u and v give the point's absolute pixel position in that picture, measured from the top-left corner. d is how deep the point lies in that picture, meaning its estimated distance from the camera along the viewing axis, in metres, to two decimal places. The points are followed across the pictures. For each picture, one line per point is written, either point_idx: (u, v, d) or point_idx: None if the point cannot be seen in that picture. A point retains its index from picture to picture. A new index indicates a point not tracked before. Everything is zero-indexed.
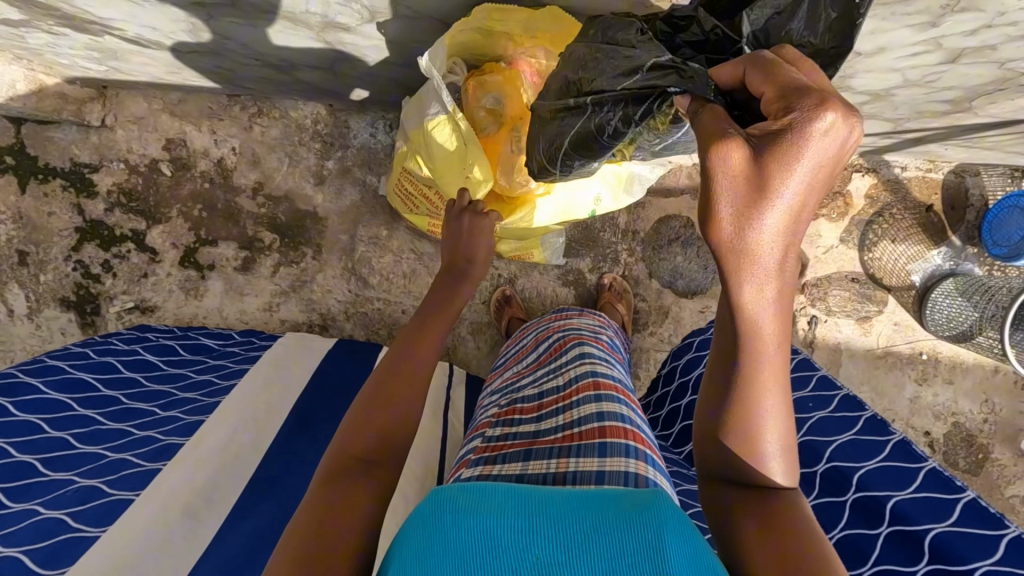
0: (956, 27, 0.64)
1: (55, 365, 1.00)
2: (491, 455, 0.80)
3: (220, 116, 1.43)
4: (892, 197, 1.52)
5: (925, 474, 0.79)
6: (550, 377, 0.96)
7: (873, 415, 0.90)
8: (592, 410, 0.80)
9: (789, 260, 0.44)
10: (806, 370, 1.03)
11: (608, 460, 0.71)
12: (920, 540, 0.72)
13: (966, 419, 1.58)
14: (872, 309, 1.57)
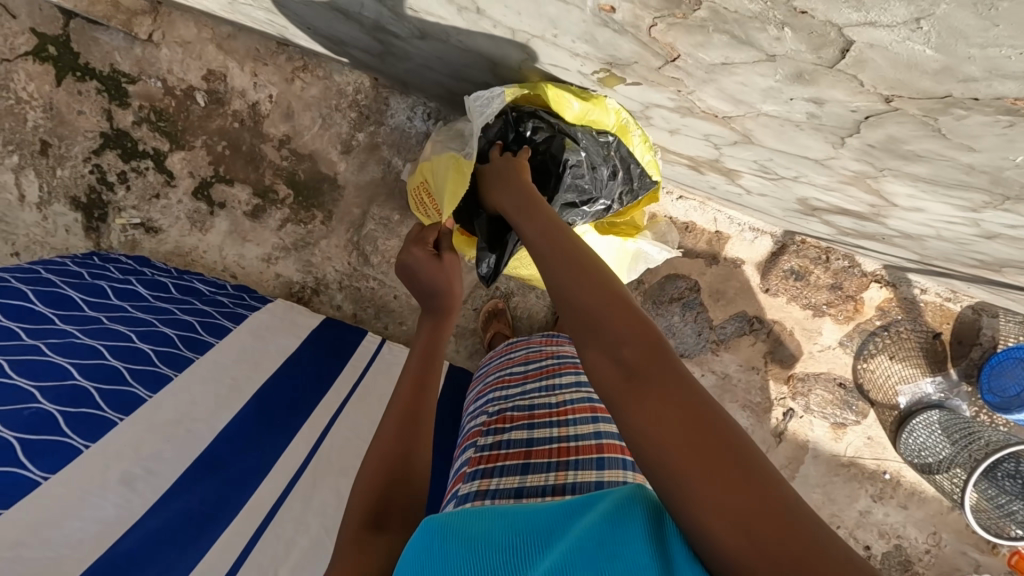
0: (996, 219, 0.62)
1: (46, 280, 1.02)
2: (488, 467, 0.80)
3: (265, 61, 1.44)
4: (903, 315, 1.52)
5: None
6: (543, 392, 0.95)
7: None
8: (590, 430, 0.83)
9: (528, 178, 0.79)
10: None
11: (605, 471, 0.74)
12: None
13: (909, 544, 1.59)
14: (850, 416, 1.57)
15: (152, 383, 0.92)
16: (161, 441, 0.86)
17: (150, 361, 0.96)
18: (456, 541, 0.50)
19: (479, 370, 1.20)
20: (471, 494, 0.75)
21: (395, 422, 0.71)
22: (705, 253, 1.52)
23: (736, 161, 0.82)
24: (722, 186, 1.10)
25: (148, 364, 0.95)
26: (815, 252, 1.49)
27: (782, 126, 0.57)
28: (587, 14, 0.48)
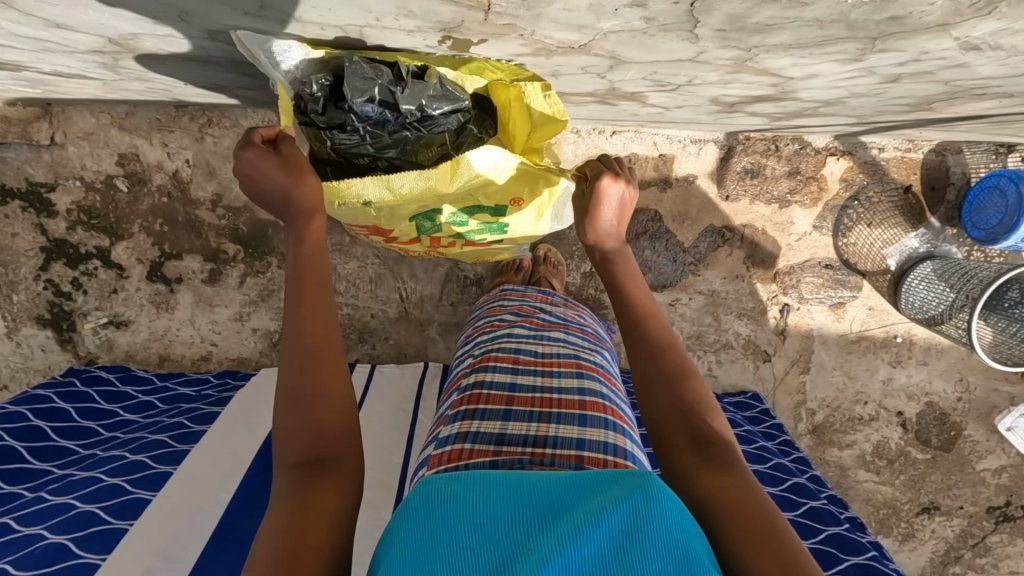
0: (882, 61, 0.60)
1: (41, 432, 1.18)
2: (469, 409, 0.75)
3: (170, 128, 1.42)
4: (869, 180, 1.49)
5: (853, 565, 0.99)
6: (530, 338, 0.90)
7: (834, 531, 1.06)
8: (575, 384, 0.79)
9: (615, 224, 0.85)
10: (783, 475, 1.19)
11: (587, 429, 0.71)
12: None
13: (941, 399, 1.60)
14: (846, 294, 1.56)
15: (153, 483, 0.95)
16: (174, 525, 0.90)
17: (146, 466, 0.99)
18: (465, 500, 0.50)
19: (470, 318, 1.14)
20: (450, 436, 0.72)
21: (299, 354, 0.65)
22: (657, 180, 1.50)
23: (630, 83, 0.80)
24: (638, 111, 1.08)
25: (146, 470, 0.98)
26: (763, 145, 1.46)
27: (634, 37, 0.55)
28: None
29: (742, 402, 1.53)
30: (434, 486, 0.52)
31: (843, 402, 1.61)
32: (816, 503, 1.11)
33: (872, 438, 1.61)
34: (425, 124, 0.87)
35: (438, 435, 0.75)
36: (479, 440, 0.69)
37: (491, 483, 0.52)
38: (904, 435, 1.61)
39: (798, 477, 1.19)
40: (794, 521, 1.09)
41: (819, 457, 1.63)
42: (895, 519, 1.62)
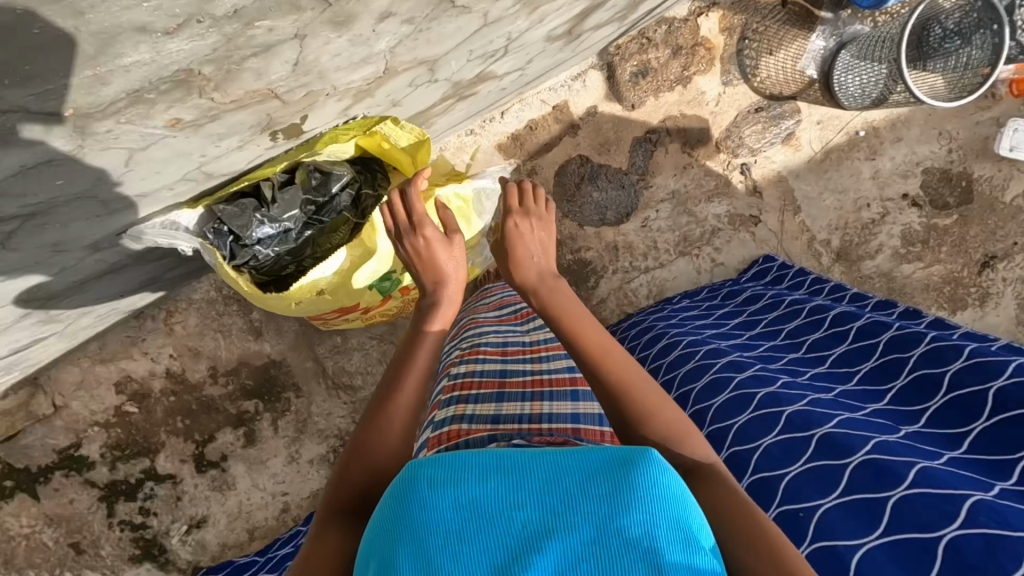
0: None
1: None
2: (462, 394, 0.92)
3: (143, 336, 1.50)
4: (745, 16, 1.49)
5: (918, 357, 0.94)
6: (515, 333, 1.06)
7: (888, 336, 1.02)
8: (562, 363, 0.97)
9: (539, 249, 1.00)
10: (822, 313, 1.17)
11: (580, 402, 0.89)
12: (940, 381, 0.88)
13: (934, 161, 1.62)
14: (790, 123, 1.55)
15: None
16: None
17: None
18: (460, 486, 0.51)
19: None
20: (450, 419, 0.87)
21: (374, 417, 0.70)
22: (565, 129, 1.50)
23: (462, 71, 0.83)
24: (499, 85, 1.10)
25: None
26: (635, 45, 1.47)
27: (416, 39, 0.58)
28: (177, 134, 0.53)
29: (758, 271, 1.53)
30: (427, 472, 0.52)
31: (848, 217, 1.61)
32: (862, 322, 1.08)
33: (899, 229, 1.63)
34: (328, 209, 0.83)
35: (437, 417, 0.91)
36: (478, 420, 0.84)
37: (485, 464, 0.52)
38: (923, 212, 1.63)
39: (838, 307, 1.17)
40: (850, 351, 1.05)
41: (858, 276, 1.63)
42: (962, 287, 1.64)
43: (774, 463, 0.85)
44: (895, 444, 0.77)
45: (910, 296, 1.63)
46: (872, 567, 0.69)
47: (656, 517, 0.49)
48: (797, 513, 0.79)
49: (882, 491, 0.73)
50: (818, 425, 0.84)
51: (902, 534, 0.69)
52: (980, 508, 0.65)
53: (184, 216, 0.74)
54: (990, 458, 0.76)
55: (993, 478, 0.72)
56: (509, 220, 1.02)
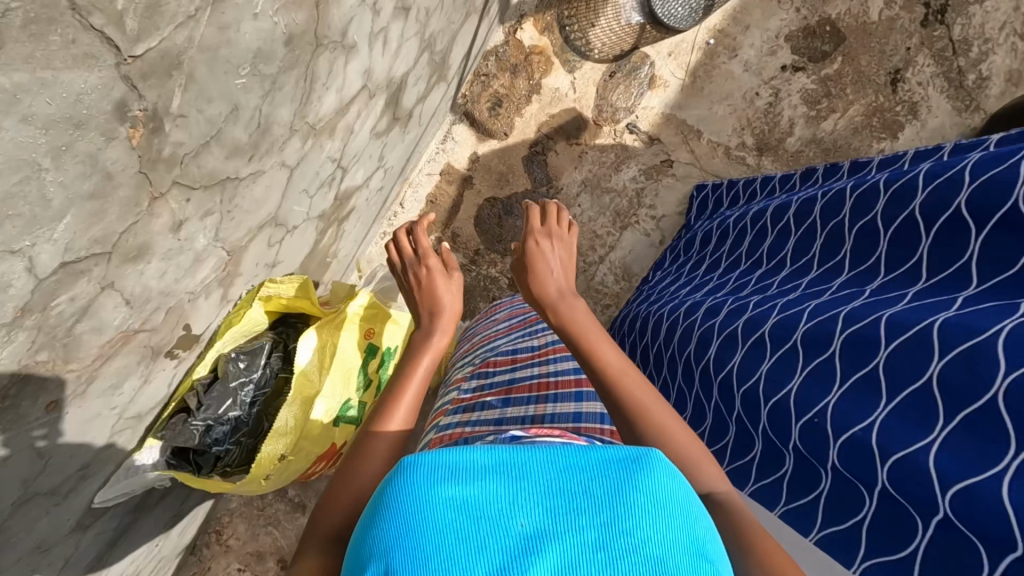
0: (361, 26, 0.68)
1: None
2: (469, 404, 0.98)
3: (207, 567, 1.53)
4: (554, 10, 1.57)
5: (850, 215, 0.94)
6: (525, 338, 1.10)
7: (820, 210, 1.01)
8: (569, 366, 1.00)
9: (557, 271, 1.07)
10: (760, 217, 1.17)
11: (585, 402, 0.93)
12: (876, 226, 0.88)
13: (791, 26, 1.65)
14: (646, 70, 1.60)
15: None
16: None
17: None
18: (459, 484, 0.49)
19: (467, 329, 1.37)
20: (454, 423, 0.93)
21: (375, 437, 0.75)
22: (460, 185, 1.55)
23: (313, 206, 0.88)
24: (370, 189, 1.16)
25: None
26: (477, 86, 1.55)
27: (231, 219, 0.63)
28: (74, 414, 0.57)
29: (698, 203, 1.53)
30: (422, 471, 0.50)
31: (747, 114, 1.64)
32: (794, 207, 1.08)
33: (798, 96, 1.65)
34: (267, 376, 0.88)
35: (442, 423, 0.97)
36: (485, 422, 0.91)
37: (484, 466, 0.50)
38: (809, 71, 1.66)
39: (770, 206, 1.16)
40: (799, 240, 1.03)
41: (788, 156, 1.65)
42: (892, 112, 1.69)
43: (777, 385, 0.83)
44: (859, 309, 0.76)
45: (853, 145, 1.68)
46: (890, 437, 0.66)
47: (658, 519, 0.48)
48: (813, 421, 0.76)
49: (868, 362, 0.72)
50: (794, 329, 0.83)
51: (901, 395, 0.67)
52: (943, 332, 0.64)
53: (141, 458, 0.72)
54: (950, 274, 0.74)
55: (956, 293, 0.71)
56: (532, 240, 1.11)
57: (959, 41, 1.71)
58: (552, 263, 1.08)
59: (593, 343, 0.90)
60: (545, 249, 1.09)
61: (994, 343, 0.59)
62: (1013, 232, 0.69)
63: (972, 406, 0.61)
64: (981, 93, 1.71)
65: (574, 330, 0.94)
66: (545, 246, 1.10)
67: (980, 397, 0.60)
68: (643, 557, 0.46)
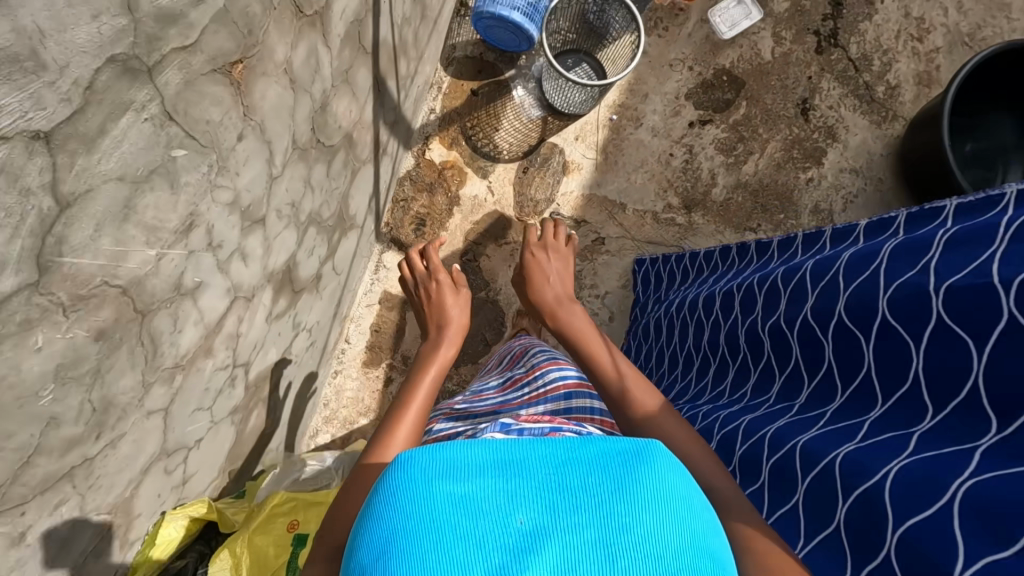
0: (201, 268, 0.71)
1: None
2: (460, 412, 1.07)
3: None
4: (457, 124, 1.63)
5: (761, 313, 0.95)
6: (516, 368, 1.20)
7: (740, 302, 1.01)
8: (555, 371, 1.07)
9: (555, 279, 1.28)
10: (696, 306, 1.17)
11: (574, 397, 1.01)
12: (780, 328, 0.89)
13: (689, 83, 1.68)
14: (557, 159, 1.64)
15: None
16: None
17: None
18: (455, 482, 0.51)
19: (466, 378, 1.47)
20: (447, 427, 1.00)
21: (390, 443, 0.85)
22: (401, 309, 1.58)
23: (217, 411, 0.90)
24: (296, 354, 1.19)
25: None
26: (398, 211, 1.59)
27: (96, 490, 0.65)
28: None
29: (642, 277, 1.54)
30: (418, 466, 0.53)
31: (666, 176, 1.66)
32: (718, 299, 1.08)
33: (712, 147, 1.67)
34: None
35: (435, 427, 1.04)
36: (479, 419, 1.00)
37: (485, 463, 0.53)
38: (717, 121, 1.68)
39: (701, 294, 1.17)
40: (727, 336, 1.03)
41: (717, 207, 1.66)
42: (811, 140, 1.69)
43: None
44: (781, 432, 0.76)
45: (779, 181, 1.68)
46: None
47: (651, 514, 0.50)
48: None
49: (792, 496, 0.72)
50: (733, 452, 0.83)
51: (819, 536, 0.67)
52: (844, 471, 0.65)
53: None
54: (857, 388, 0.74)
55: (862, 417, 0.71)
56: (530, 254, 1.33)
57: (859, 58, 1.72)
58: (551, 271, 1.30)
59: (590, 337, 1.11)
60: (543, 262, 1.31)
61: (881, 487, 0.60)
62: (889, 341, 0.71)
63: (871, 561, 0.60)
64: (895, 101, 1.71)
65: (577, 328, 1.14)
66: (543, 258, 1.31)
67: (879, 550, 0.60)
68: (640, 552, 0.48)
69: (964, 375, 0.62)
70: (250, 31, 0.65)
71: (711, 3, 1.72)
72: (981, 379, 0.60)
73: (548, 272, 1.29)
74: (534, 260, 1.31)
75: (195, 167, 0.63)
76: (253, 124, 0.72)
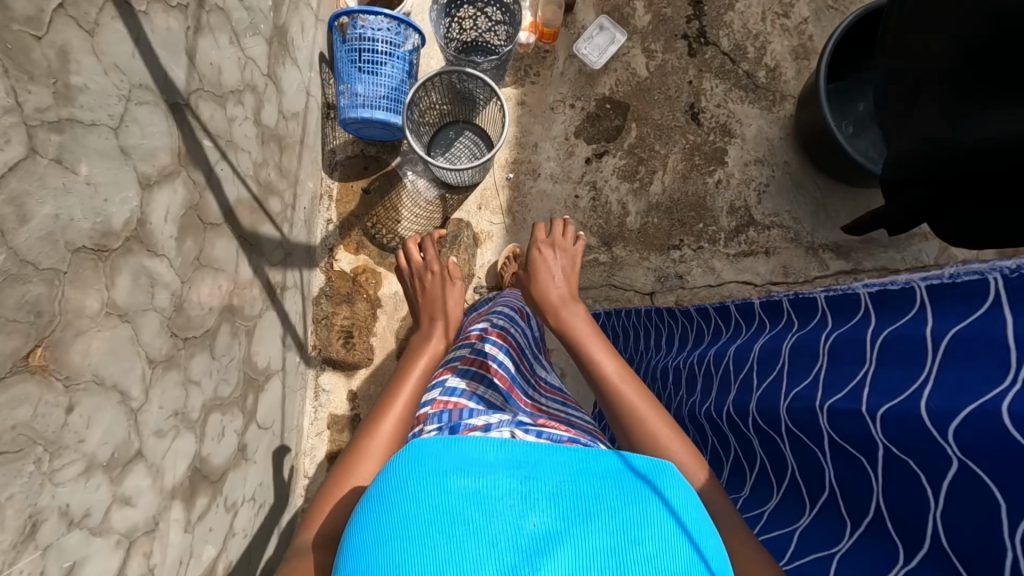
0: (68, 550, 0.67)
1: None
2: (481, 371, 0.92)
3: None
4: (357, 227, 1.60)
5: (701, 397, 0.96)
6: (529, 362, 1.09)
7: (685, 382, 1.03)
8: (556, 405, 0.99)
9: (562, 273, 1.21)
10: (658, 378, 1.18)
11: (580, 424, 0.93)
12: (712, 415, 0.90)
13: (574, 121, 1.66)
14: (466, 233, 1.61)
15: None
16: None
17: None
18: (474, 480, 0.54)
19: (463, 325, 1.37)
20: (459, 390, 0.87)
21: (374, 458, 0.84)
22: (352, 427, 1.53)
23: None
24: (242, 529, 1.14)
25: None
26: (323, 330, 1.55)
27: None
28: None
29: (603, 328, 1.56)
30: (431, 455, 0.57)
31: (578, 220, 1.64)
32: (671, 376, 1.10)
33: (615, 177, 1.65)
34: None
35: (444, 380, 0.92)
36: (491, 397, 0.88)
37: (499, 463, 0.56)
38: (613, 150, 1.66)
39: (660, 366, 1.18)
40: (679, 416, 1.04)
41: (637, 236, 1.64)
42: (709, 143, 1.68)
43: None
44: None
45: (689, 192, 1.66)
46: None
47: (658, 538, 0.52)
48: None
49: None
50: None
51: None
52: None
53: None
54: (787, 487, 0.72)
55: (793, 525, 0.68)
56: (536, 250, 1.24)
57: (733, 50, 1.71)
58: (556, 265, 1.22)
59: (589, 343, 1.00)
60: (544, 253, 1.23)
61: None
62: (796, 442, 0.70)
63: None
64: (779, 82, 1.70)
65: (579, 331, 1.04)
66: (545, 250, 1.24)
67: None
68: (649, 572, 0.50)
69: (866, 495, 0.59)
70: (39, 313, 0.61)
71: (575, 36, 1.69)
72: (882, 499, 0.57)
73: (555, 263, 1.22)
74: (536, 252, 1.23)
75: (15, 475, 0.59)
76: (83, 385, 0.68)
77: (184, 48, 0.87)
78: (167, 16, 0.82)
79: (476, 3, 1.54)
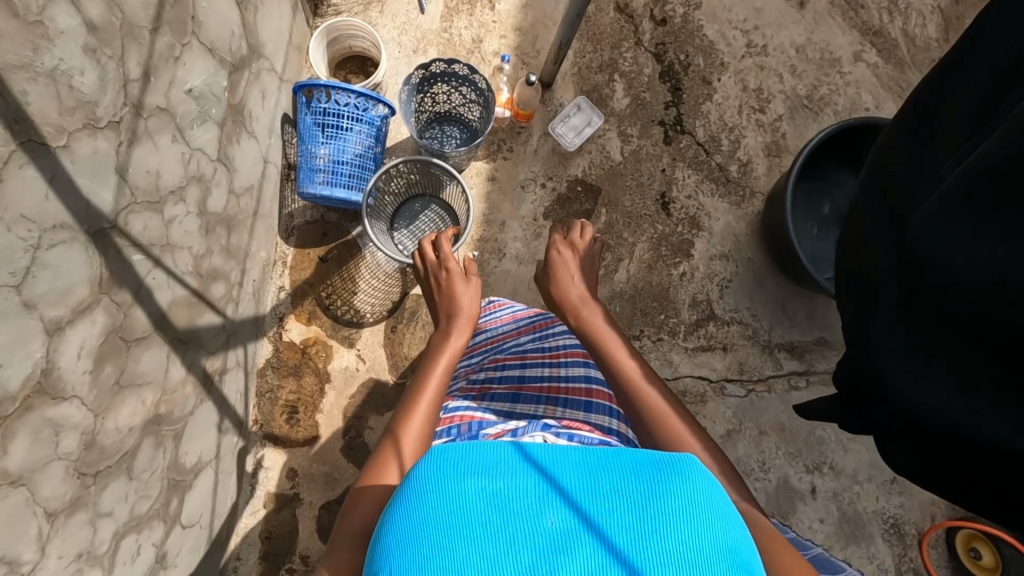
0: None
1: None
2: (479, 394, 1.00)
3: None
4: (310, 296, 1.53)
5: None
6: (534, 341, 1.09)
7: None
8: (577, 371, 1.00)
9: (583, 273, 1.16)
10: None
11: (592, 410, 0.93)
12: None
13: (544, 201, 1.63)
14: (425, 309, 1.57)
15: None
16: None
17: None
18: (488, 477, 0.49)
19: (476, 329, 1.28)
20: (465, 406, 0.97)
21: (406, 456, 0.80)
22: (291, 507, 1.45)
23: None
24: None
25: None
26: (266, 403, 1.48)
27: None
28: None
29: None
30: (448, 461, 0.52)
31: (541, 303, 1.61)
32: None
33: None
34: None
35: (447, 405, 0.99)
36: (495, 411, 0.95)
37: (516, 460, 0.51)
38: None
39: None
40: None
41: None
42: (677, 234, 1.67)
43: None
44: None
45: (654, 282, 1.65)
46: None
47: (686, 530, 0.47)
48: None
49: None
50: None
51: None
52: None
53: None
54: None
55: None
56: (555, 250, 1.18)
57: (707, 141, 1.71)
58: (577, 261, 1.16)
59: (612, 342, 1.00)
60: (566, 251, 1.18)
61: None
62: None
63: None
64: (750, 178, 1.71)
65: (596, 334, 1.03)
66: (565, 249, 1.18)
67: None
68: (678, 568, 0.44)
69: None
70: None
71: (552, 114, 1.67)
72: None
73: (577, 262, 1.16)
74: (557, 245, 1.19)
75: None
76: None
77: (114, 166, 0.80)
78: (94, 138, 0.76)
79: (450, 81, 1.49)
